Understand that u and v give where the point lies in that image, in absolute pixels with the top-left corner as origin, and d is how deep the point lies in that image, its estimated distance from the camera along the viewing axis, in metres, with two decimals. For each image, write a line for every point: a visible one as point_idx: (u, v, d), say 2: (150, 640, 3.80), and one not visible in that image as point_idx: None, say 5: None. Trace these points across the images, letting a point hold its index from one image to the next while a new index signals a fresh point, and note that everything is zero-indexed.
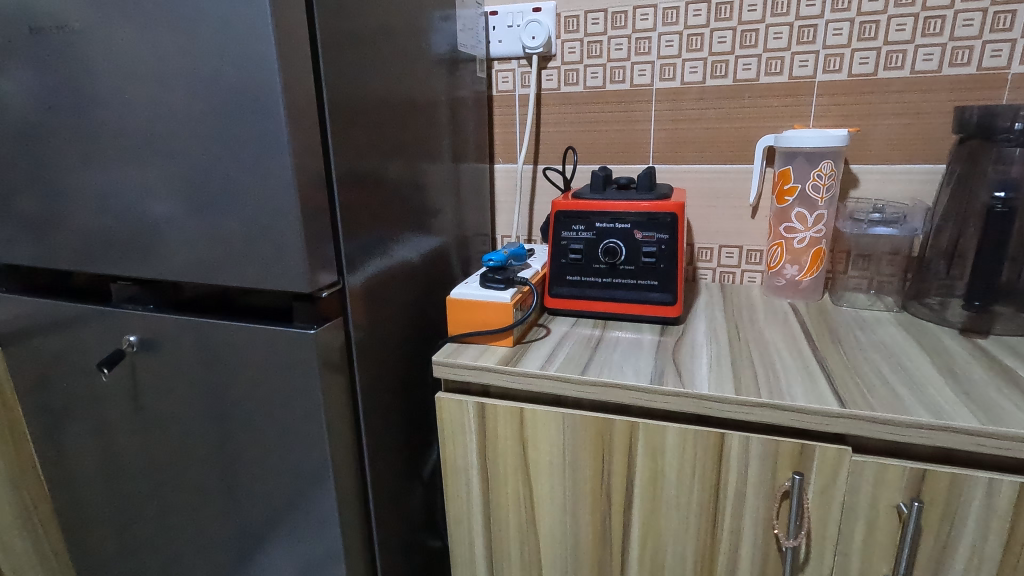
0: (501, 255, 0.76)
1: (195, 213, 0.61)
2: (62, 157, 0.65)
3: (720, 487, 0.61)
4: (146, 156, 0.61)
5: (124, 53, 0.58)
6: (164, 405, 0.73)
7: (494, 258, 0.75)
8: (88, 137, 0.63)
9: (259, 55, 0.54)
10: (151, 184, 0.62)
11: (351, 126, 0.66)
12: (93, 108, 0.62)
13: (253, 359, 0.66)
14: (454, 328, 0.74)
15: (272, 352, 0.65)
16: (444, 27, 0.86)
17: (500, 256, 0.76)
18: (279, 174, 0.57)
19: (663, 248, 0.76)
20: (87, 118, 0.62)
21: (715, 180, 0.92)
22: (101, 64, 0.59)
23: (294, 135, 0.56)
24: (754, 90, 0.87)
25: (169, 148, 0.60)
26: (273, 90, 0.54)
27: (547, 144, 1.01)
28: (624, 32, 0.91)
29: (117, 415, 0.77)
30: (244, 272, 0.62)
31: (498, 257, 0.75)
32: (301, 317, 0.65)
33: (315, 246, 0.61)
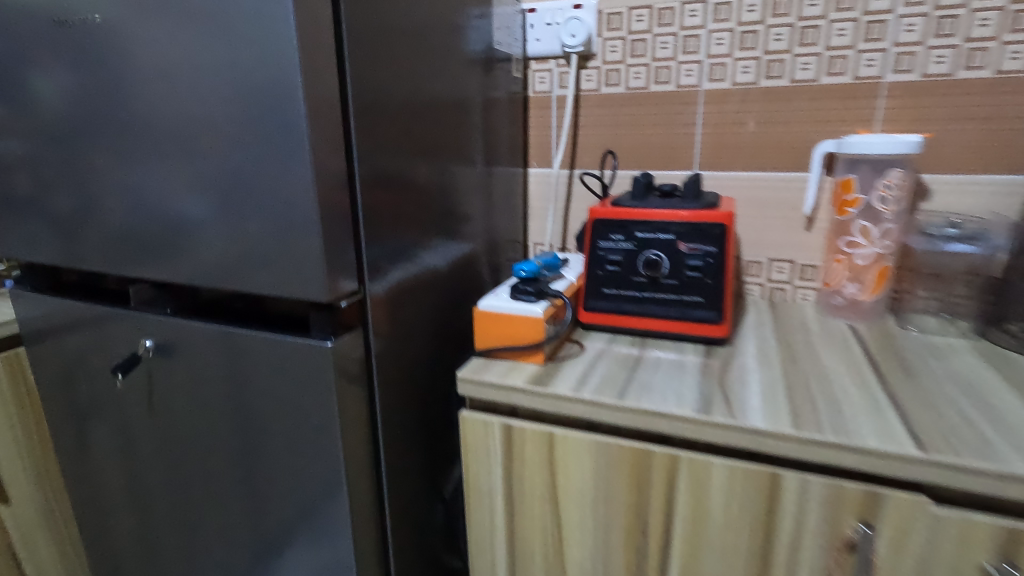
0: (532, 265, 0.71)
1: (225, 214, 0.58)
2: (94, 152, 0.63)
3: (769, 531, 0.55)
4: (177, 151, 0.58)
5: (152, 44, 0.55)
6: (183, 413, 0.70)
7: (525, 268, 0.71)
8: (119, 131, 0.60)
9: (281, 51, 0.50)
10: (183, 182, 0.59)
11: (379, 126, 0.62)
12: (125, 100, 0.59)
13: (270, 370, 0.63)
14: (482, 341, 0.69)
15: (288, 363, 0.62)
16: (480, 25, 0.82)
17: (532, 267, 0.71)
18: (299, 176, 0.54)
19: (710, 262, 0.70)
20: (119, 111, 0.59)
21: (767, 188, 0.85)
22: (125, 61, 0.57)
23: (315, 136, 0.53)
24: (814, 92, 0.80)
25: (200, 146, 0.57)
26: (294, 89, 0.51)
27: (584, 148, 0.95)
28: (671, 30, 0.85)
29: (138, 419, 0.75)
30: (268, 279, 0.59)
31: (530, 267, 0.71)
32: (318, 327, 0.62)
33: (335, 252, 0.58)
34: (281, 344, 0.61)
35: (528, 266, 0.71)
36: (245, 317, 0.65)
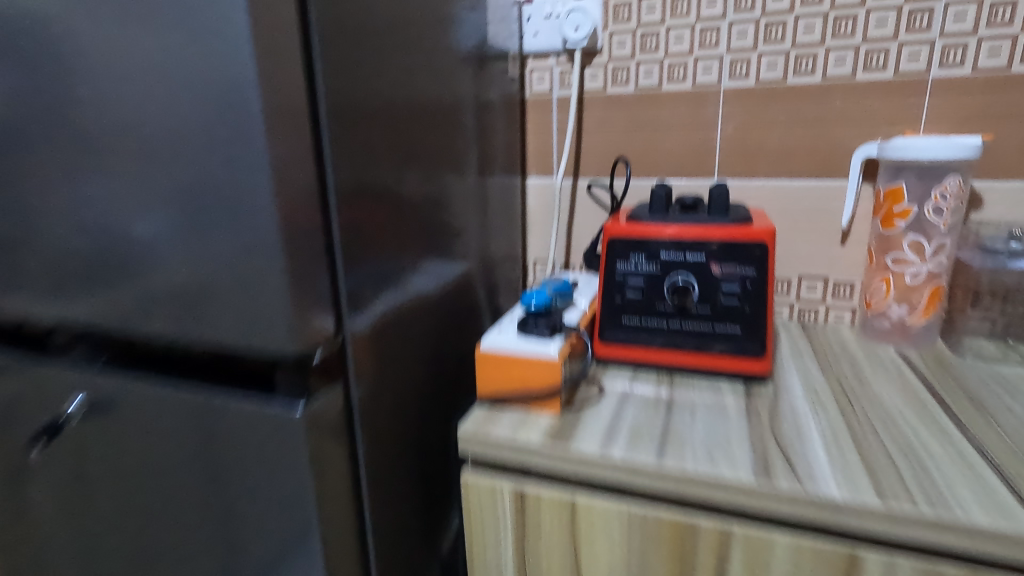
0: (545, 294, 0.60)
1: (194, 234, 0.45)
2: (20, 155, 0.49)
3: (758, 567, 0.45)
4: (132, 153, 0.45)
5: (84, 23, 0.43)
6: (115, 490, 0.57)
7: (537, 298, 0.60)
8: (53, 127, 0.47)
9: (239, 43, 0.39)
10: (139, 192, 0.46)
11: (359, 136, 0.51)
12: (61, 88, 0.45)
13: (231, 442, 0.51)
14: (486, 387, 0.58)
15: (250, 431, 0.50)
16: (472, 17, 0.72)
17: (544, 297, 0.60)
18: (264, 200, 0.42)
19: (748, 286, 0.60)
20: (52, 103, 0.46)
21: (798, 198, 0.76)
22: (37, 58, 0.45)
23: (282, 150, 0.42)
24: (850, 90, 0.71)
25: (160, 146, 0.44)
26: (256, 92, 0.40)
27: (589, 155, 0.85)
28: (687, 22, 0.76)
29: (56, 500, 0.60)
30: (238, 323, 0.46)
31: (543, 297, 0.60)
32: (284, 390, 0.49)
33: (305, 292, 0.46)
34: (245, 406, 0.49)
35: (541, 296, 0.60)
36: (198, 372, 0.52)
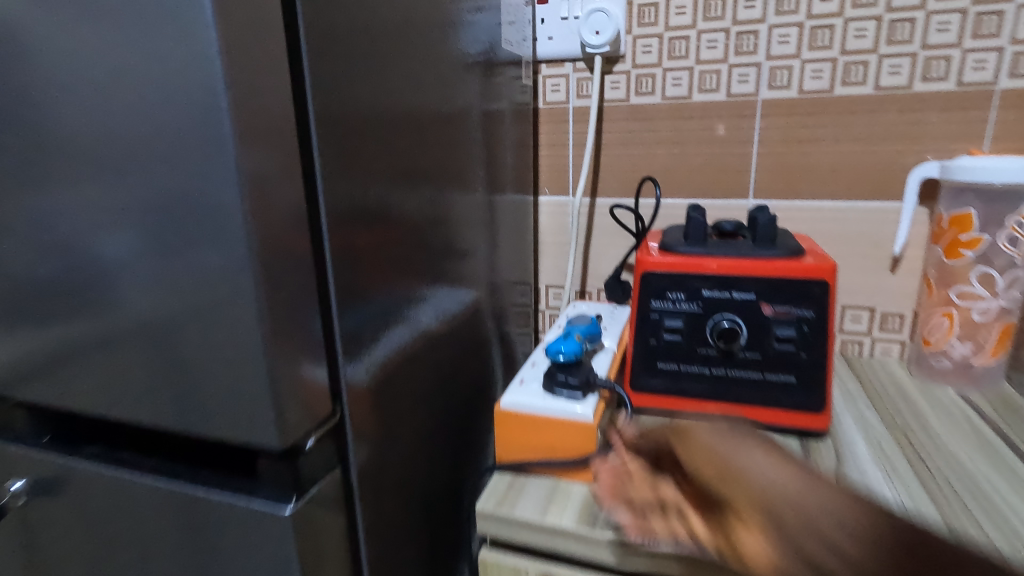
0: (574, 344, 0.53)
1: (171, 263, 0.34)
2: None
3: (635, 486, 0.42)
4: (87, 155, 0.33)
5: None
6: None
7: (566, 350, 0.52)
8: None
9: (190, 51, 0.29)
10: (99, 205, 0.34)
11: (360, 162, 0.42)
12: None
13: (199, 542, 0.41)
14: (507, 451, 0.51)
15: (224, 533, 0.39)
16: (482, 18, 0.64)
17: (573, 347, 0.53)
18: (230, 260, 0.32)
19: (804, 330, 0.53)
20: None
21: (843, 221, 0.69)
22: None
23: (255, 194, 0.31)
24: (905, 102, 0.64)
25: (121, 145, 0.32)
26: (216, 115, 0.30)
27: (610, 171, 0.77)
28: (721, 25, 0.68)
29: None
30: (220, 391, 0.35)
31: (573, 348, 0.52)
32: (268, 483, 0.39)
33: (294, 367, 0.35)
34: (213, 508, 0.39)
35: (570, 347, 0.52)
36: (159, 454, 0.42)
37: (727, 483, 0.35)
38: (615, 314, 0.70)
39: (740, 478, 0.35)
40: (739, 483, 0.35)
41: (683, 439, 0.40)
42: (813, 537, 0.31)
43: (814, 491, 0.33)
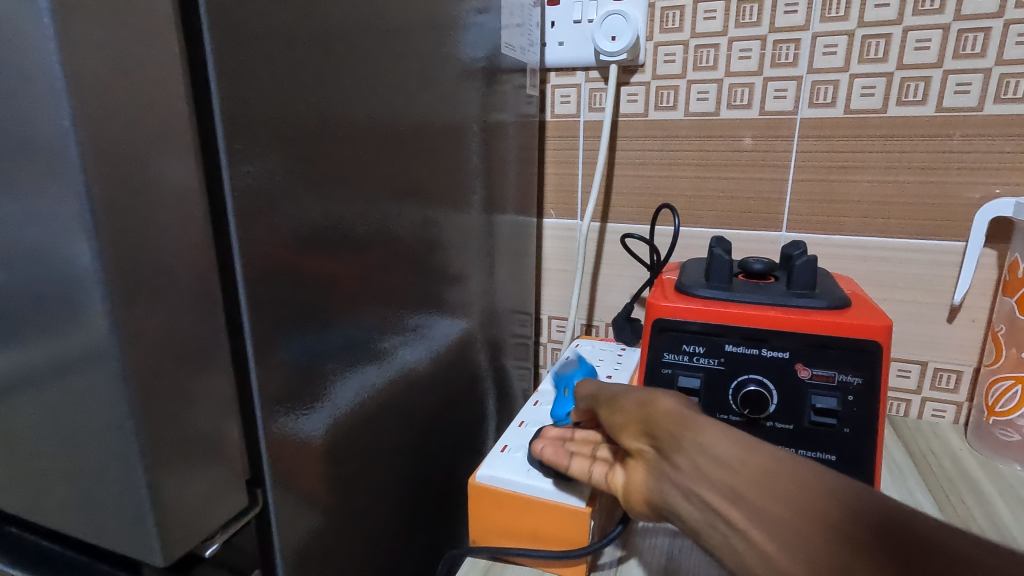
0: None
1: (71, 307, 0.24)
2: None
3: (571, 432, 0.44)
4: None
5: None
6: None
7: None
8: None
9: (24, 44, 0.21)
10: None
11: (314, 189, 0.34)
12: None
13: None
14: (483, 533, 0.44)
15: None
16: (485, 21, 0.55)
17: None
18: (86, 322, 0.24)
19: (848, 400, 0.44)
20: None
21: (890, 261, 0.60)
22: None
23: (120, 239, 0.23)
24: (973, 126, 0.55)
25: (11, 135, 0.23)
26: (56, 134, 0.22)
27: (623, 194, 0.69)
28: (756, 32, 0.59)
29: None
30: (108, 487, 0.27)
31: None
32: None
33: (183, 459, 0.27)
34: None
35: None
36: (35, 535, 0.34)
37: (628, 438, 0.36)
38: (621, 359, 0.62)
39: (631, 425, 0.36)
40: (637, 434, 0.36)
41: (594, 399, 0.40)
42: (704, 484, 0.30)
43: (690, 422, 0.33)
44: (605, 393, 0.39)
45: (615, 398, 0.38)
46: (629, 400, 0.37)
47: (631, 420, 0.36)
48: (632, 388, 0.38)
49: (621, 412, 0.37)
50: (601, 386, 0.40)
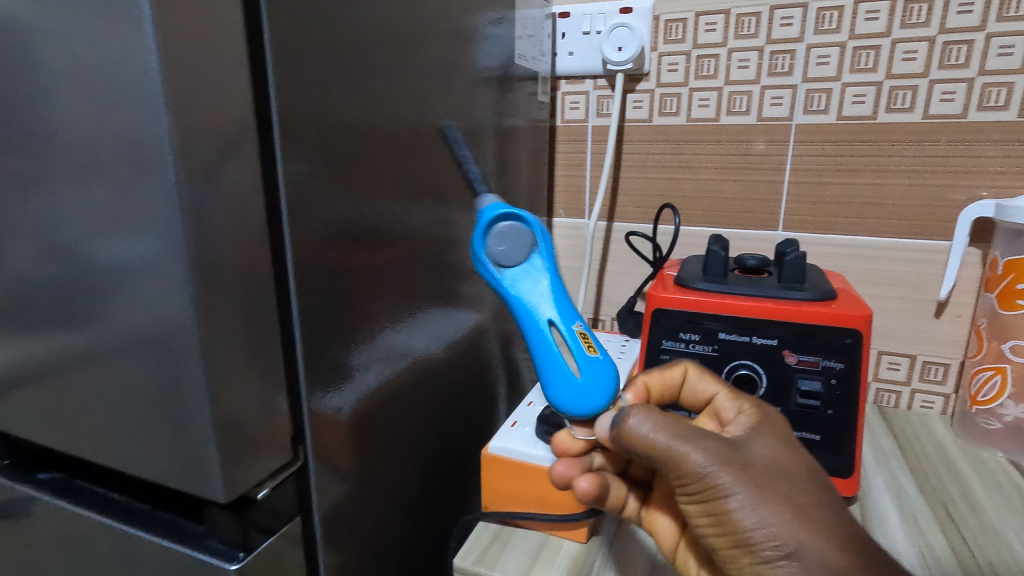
0: (513, 208, 0.42)
1: (159, 281, 0.29)
2: None
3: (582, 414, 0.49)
4: (90, 142, 0.29)
5: None
6: None
7: (482, 244, 0.42)
8: None
9: (132, 67, 0.26)
10: (102, 198, 0.30)
11: (351, 186, 0.39)
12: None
13: None
14: (493, 499, 0.49)
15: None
16: (500, 32, 0.59)
17: (507, 211, 0.41)
18: (171, 292, 0.29)
19: (831, 383, 0.48)
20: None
21: (880, 260, 0.63)
22: None
23: (199, 224, 0.28)
24: (957, 132, 0.58)
25: (118, 137, 0.28)
26: (156, 139, 0.27)
27: (628, 195, 0.73)
28: (754, 44, 0.63)
29: None
30: (183, 432, 0.32)
31: (494, 208, 0.42)
32: (220, 534, 0.36)
33: (241, 413, 0.32)
34: (162, 559, 0.36)
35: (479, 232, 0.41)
36: (113, 489, 0.39)
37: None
38: (625, 349, 0.66)
39: (769, 574, 0.32)
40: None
41: (683, 483, 0.34)
42: None
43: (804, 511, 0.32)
44: (720, 504, 0.33)
45: (742, 527, 0.32)
46: (771, 550, 0.32)
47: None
48: (761, 512, 0.32)
49: (757, 555, 0.32)
50: (707, 481, 0.33)
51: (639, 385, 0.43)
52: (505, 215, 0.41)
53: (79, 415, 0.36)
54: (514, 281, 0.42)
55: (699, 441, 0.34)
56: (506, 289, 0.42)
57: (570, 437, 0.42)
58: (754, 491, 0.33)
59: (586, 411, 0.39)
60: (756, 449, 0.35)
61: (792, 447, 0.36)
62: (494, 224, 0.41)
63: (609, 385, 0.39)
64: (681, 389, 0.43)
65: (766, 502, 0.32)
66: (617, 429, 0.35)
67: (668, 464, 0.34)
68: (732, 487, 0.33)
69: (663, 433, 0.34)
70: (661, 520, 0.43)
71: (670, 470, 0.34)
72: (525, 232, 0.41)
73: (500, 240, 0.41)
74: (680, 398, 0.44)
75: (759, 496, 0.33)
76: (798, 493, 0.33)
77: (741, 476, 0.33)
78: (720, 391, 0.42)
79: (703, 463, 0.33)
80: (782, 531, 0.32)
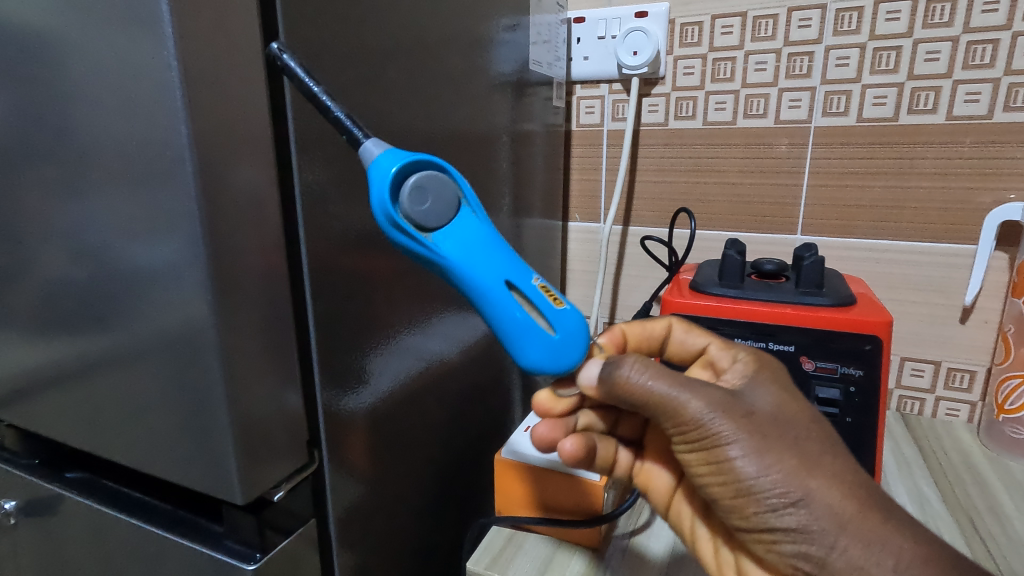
0: (428, 155, 0.31)
1: (180, 287, 0.30)
2: None
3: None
4: (116, 154, 0.30)
5: None
6: None
7: (391, 207, 0.30)
8: (23, 108, 0.32)
9: (154, 81, 0.27)
10: (126, 207, 0.31)
11: (366, 193, 0.39)
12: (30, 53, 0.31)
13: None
14: (506, 505, 0.49)
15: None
16: (515, 38, 0.60)
17: (420, 159, 0.30)
18: (191, 298, 0.30)
19: (850, 391, 0.47)
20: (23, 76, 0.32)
21: (902, 264, 0.62)
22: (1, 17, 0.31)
23: (218, 233, 0.29)
24: (983, 133, 0.57)
25: (140, 149, 0.29)
26: (176, 151, 0.28)
27: (644, 199, 0.73)
28: (772, 46, 0.62)
29: None
30: (203, 434, 0.33)
31: (402, 155, 0.29)
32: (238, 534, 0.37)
33: (258, 415, 0.33)
34: (182, 558, 0.37)
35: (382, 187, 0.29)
36: (136, 489, 0.41)
37: (766, 533, 0.33)
38: None
39: (773, 521, 0.32)
40: (787, 545, 0.32)
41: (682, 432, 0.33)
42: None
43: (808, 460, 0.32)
44: (721, 453, 0.32)
45: (745, 476, 0.32)
46: (775, 498, 0.32)
47: (782, 526, 0.32)
48: (764, 460, 0.32)
49: (760, 502, 0.32)
50: (707, 428, 0.32)
51: (616, 332, 0.41)
52: (418, 165, 0.30)
53: (104, 416, 0.37)
54: (444, 240, 0.30)
55: (699, 389, 0.33)
56: (438, 254, 0.30)
57: (552, 396, 0.40)
58: (758, 439, 0.32)
59: (566, 369, 0.32)
60: (758, 396, 0.34)
61: (795, 395, 0.35)
62: (405, 178, 0.30)
63: (585, 332, 0.32)
64: (665, 342, 0.42)
65: (770, 450, 0.32)
66: (610, 384, 0.33)
67: (665, 414, 0.33)
68: (733, 435, 0.32)
69: (658, 380, 0.33)
70: (656, 475, 0.43)
71: (668, 421, 0.33)
72: (448, 179, 0.30)
73: (418, 198, 0.29)
74: (666, 351, 0.43)
75: (762, 444, 0.32)
76: (804, 441, 0.33)
77: (743, 424, 0.32)
78: (710, 342, 0.41)
79: (704, 412, 0.32)
80: (787, 479, 0.31)
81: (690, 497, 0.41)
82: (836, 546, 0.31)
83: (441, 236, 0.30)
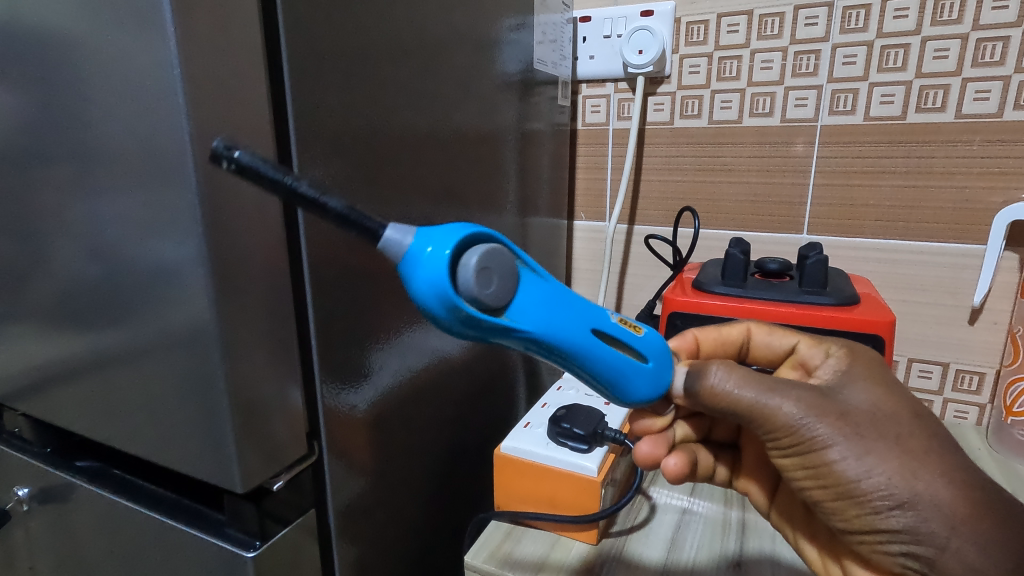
0: (472, 227, 0.27)
1: (182, 281, 0.31)
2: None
3: (598, 417, 0.49)
4: (122, 152, 0.31)
5: (8, 42, 0.33)
6: None
7: (455, 294, 0.26)
8: (36, 107, 0.33)
9: (157, 81, 0.28)
10: (132, 203, 0.32)
11: (367, 190, 0.40)
12: (42, 56, 0.32)
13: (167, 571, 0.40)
14: (505, 499, 0.49)
15: (188, 565, 0.38)
16: (521, 37, 0.60)
17: (470, 233, 0.27)
18: (193, 290, 0.31)
19: None
20: (36, 76, 0.33)
21: (910, 264, 0.61)
22: (15, 20, 0.32)
23: (218, 227, 0.30)
24: (993, 132, 0.56)
25: (145, 146, 0.30)
26: (179, 148, 0.29)
27: (650, 198, 0.73)
28: (778, 44, 0.62)
29: None
30: (204, 424, 0.34)
31: (452, 235, 0.26)
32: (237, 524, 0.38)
33: (258, 406, 0.34)
34: (185, 545, 0.38)
35: (435, 273, 0.26)
36: (146, 479, 0.42)
37: (872, 535, 0.33)
38: None
39: (878, 525, 0.32)
40: (894, 546, 0.32)
41: (779, 439, 0.33)
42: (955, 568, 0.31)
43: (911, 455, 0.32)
44: (820, 456, 0.32)
45: (848, 479, 0.32)
46: (881, 501, 0.31)
47: (888, 528, 0.32)
48: (867, 462, 0.31)
49: (864, 506, 0.32)
50: (804, 433, 0.32)
51: (688, 338, 0.42)
52: (469, 239, 0.27)
53: (112, 407, 0.38)
54: (517, 312, 0.28)
55: (790, 394, 0.33)
56: (522, 331, 0.28)
57: (654, 417, 0.39)
58: (857, 441, 0.32)
59: (662, 391, 0.33)
60: (852, 394, 0.34)
61: (890, 386, 0.35)
62: (461, 258, 0.26)
63: (666, 349, 0.34)
64: (746, 344, 0.42)
65: (871, 450, 0.32)
66: (696, 393, 0.34)
67: (759, 422, 0.33)
68: (831, 438, 0.32)
69: (750, 388, 0.33)
70: (754, 485, 0.44)
71: (763, 430, 0.33)
72: (502, 249, 0.28)
73: (484, 281, 0.27)
74: (748, 353, 0.43)
75: (861, 445, 0.32)
76: (905, 438, 0.32)
77: (840, 426, 0.32)
78: (798, 341, 0.41)
79: (800, 416, 0.32)
80: (892, 480, 0.31)
81: (790, 498, 0.42)
82: (938, 554, 0.31)
83: (521, 311, 0.28)
